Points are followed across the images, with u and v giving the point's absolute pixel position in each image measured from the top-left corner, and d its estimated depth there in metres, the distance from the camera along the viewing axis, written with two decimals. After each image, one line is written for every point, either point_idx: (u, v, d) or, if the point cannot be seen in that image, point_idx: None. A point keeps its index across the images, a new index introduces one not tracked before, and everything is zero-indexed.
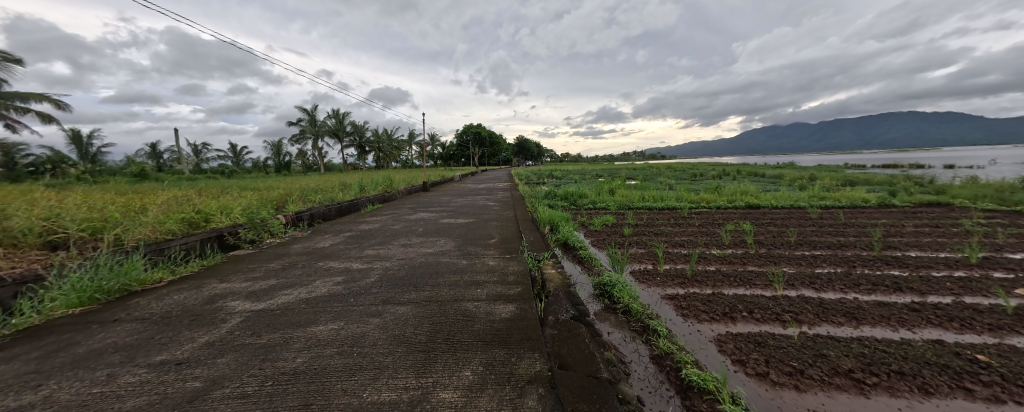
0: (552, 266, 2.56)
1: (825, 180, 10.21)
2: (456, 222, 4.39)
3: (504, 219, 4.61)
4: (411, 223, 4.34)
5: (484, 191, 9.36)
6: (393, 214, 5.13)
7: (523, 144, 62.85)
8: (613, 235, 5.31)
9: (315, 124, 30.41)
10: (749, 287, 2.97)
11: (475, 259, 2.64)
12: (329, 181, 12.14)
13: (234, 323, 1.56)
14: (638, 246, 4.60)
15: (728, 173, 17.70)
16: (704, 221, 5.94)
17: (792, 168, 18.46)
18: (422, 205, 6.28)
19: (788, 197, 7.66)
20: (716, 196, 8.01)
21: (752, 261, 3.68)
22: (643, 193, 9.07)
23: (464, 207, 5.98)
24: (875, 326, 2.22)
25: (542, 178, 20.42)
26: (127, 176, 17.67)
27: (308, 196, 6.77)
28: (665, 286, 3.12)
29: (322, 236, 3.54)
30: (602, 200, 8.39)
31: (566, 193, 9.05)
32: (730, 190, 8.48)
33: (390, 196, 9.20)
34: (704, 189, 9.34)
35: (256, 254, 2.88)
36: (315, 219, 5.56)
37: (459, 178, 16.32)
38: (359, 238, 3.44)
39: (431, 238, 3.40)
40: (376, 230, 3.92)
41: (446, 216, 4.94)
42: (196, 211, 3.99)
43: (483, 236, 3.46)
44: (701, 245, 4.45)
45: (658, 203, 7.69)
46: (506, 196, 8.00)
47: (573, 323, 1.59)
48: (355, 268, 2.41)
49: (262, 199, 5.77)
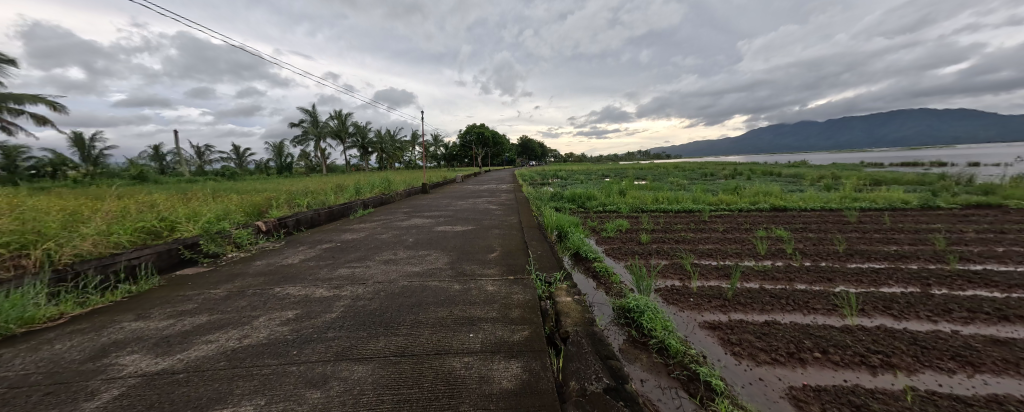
0: (567, 292, 2.02)
1: (851, 180, 9.54)
2: (453, 230, 3.88)
3: (507, 226, 4.08)
4: (401, 231, 3.84)
5: (486, 193, 8.86)
6: (385, 221, 4.65)
7: (526, 145, 62.43)
8: (629, 242, 4.75)
9: (317, 125, 30.22)
10: (808, 313, 2.41)
11: (471, 282, 2.11)
12: (326, 183, 11.75)
13: (103, 401, 1.05)
14: (659, 256, 4.02)
15: (740, 173, 17.03)
16: (730, 227, 5.36)
17: (809, 167, 17.75)
18: (419, 209, 5.79)
19: (816, 198, 7.04)
20: (737, 197, 7.42)
21: (802, 278, 3.09)
22: (656, 194, 8.50)
23: (463, 212, 5.46)
24: (1003, 377, 1.66)
25: (547, 178, 19.91)
26: (127, 179, 17.54)
27: (298, 199, 6.33)
28: (703, 311, 2.55)
29: (296, 249, 3.04)
30: (613, 202, 7.84)
31: (574, 195, 8.50)
32: (751, 190, 7.87)
33: (387, 199, 8.74)
34: (722, 189, 8.71)
35: (206, 274, 2.39)
36: (301, 226, 5.19)
37: (461, 179, 15.85)
38: (338, 252, 2.93)
39: (420, 251, 2.88)
40: (360, 240, 3.42)
41: (443, 222, 4.44)
42: (159, 220, 3.52)
43: (483, 249, 2.93)
44: (735, 256, 3.86)
45: (674, 205, 7.11)
46: (510, 199, 7.49)
47: (610, 402, 1.06)
48: (316, 296, 1.89)
49: (245, 204, 5.32)
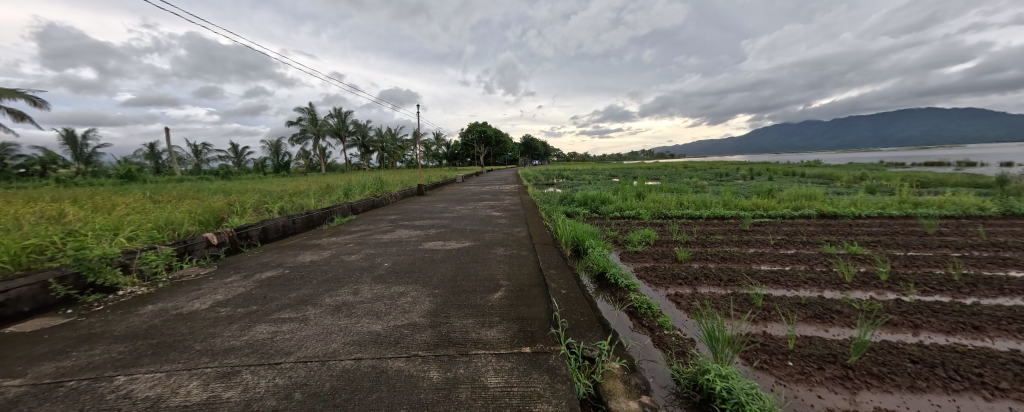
0: (627, 391, 1.14)
1: (893, 181, 8.59)
2: (444, 249, 3.01)
3: (515, 242, 3.20)
4: (377, 249, 2.97)
5: (489, 196, 8.02)
6: (364, 232, 3.80)
7: (529, 144, 61.67)
8: (662, 260, 3.87)
9: (316, 123, 29.47)
10: (999, 402, 1.50)
11: (461, 365, 1.24)
12: (316, 184, 10.95)
13: None
14: (709, 283, 3.11)
15: (757, 173, 16.08)
16: (781, 240, 4.44)
17: (829, 167, 16.85)
18: (409, 217, 4.93)
19: (868, 203, 6.11)
20: (773, 201, 6.53)
21: (933, 325, 2.18)
22: (678, 197, 7.63)
23: (461, 220, 4.59)
24: None
25: (551, 178, 19.05)
26: (116, 179, 16.91)
27: (271, 203, 5.48)
28: (820, 388, 1.63)
29: (221, 282, 2.17)
30: (631, 207, 6.99)
31: (585, 197, 7.62)
32: (788, 193, 6.95)
33: (378, 202, 7.93)
34: (752, 192, 7.80)
35: (50, 332, 1.53)
36: (269, 236, 4.48)
37: (461, 180, 15.00)
38: (278, 286, 2.07)
39: (393, 288, 2.01)
40: (320, 265, 2.55)
41: (434, 236, 3.58)
42: (59, 233, 2.69)
43: (482, 285, 2.06)
44: (812, 285, 2.95)
45: (702, 211, 6.26)
46: (515, 203, 6.65)
47: None
48: (171, 407, 1.02)
49: (202, 209, 4.48)
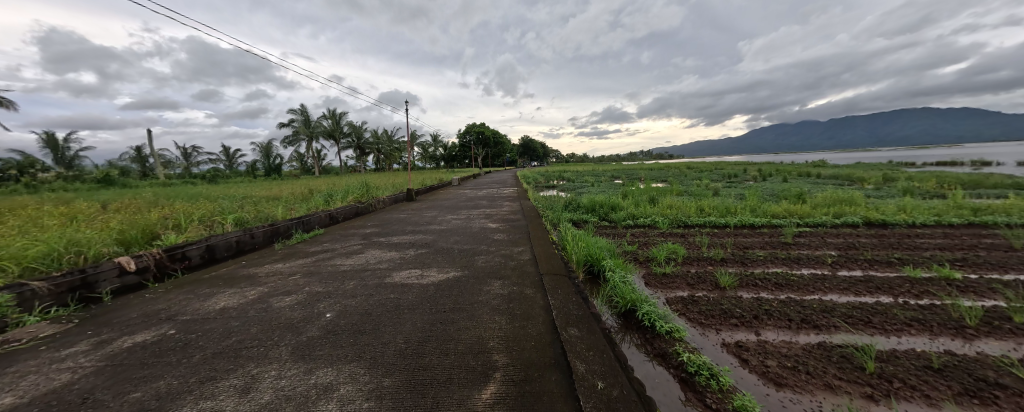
0: None
1: (928, 182, 7.90)
2: (419, 285, 2.20)
3: (516, 273, 2.39)
4: (326, 287, 2.14)
5: (486, 201, 7.25)
6: (323, 254, 2.99)
7: (528, 145, 61.00)
8: (701, 286, 3.08)
9: (309, 125, 28.60)
10: None
11: None
12: (299, 188, 10.13)
13: None
14: (776, 326, 2.31)
15: (767, 173, 15.44)
16: (839, 258, 3.65)
17: (843, 167, 16.17)
18: (389, 230, 4.14)
19: (918, 209, 5.36)
20: (807, 207, 5.81)
21: None
22: (696, 201, 6.91)
23: (449, 235, 3.77)
24: None
25: (552, 180, 18.31)
26: (93, 184, 16.01)
27: (229, 212, 4.69)
28: None
29: (47, 357, 1.36)
30: (645, 214, 6.25)
31: (593, 203, 6.87)
32: (821, 197, 6.23)
33: (362, 209, 7.15)
34: (777, 196, 7.08)
35: None
36: (216, 255, 3.72)
37: (457, 183, 14.25)
38: (129, 370, 1.26)
39: (313, 379, 1.19)
40: (229, 316, 1.73)
41: (412, 260, 2.77)
42: None
43: (464, 369, 1.25)
44: (920, 330, 2.17)
45: (727, 219, 5.55)
46: (515, 211, 5.88)
47: None
48: None
49: (134, 221, 3.69)
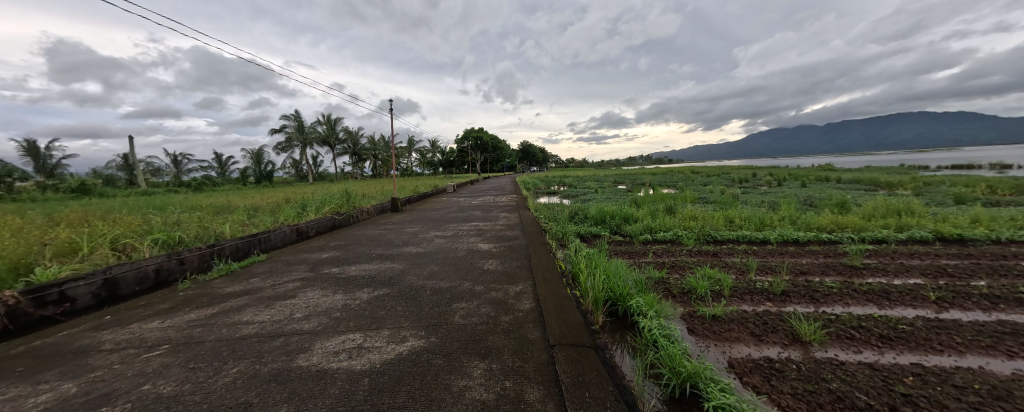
0: None
1: (977, 187, 7.05)
2: (346, 374, 1.28)
3: (511, 346, 1.49)
4: (180, 384, 1.23)
5: (480, 212, 6.39)
6: (235, 299, 2.08)
7: (528, 151, 60.68)
8: (774, 341, 2.17)
9: (303, 131, 27.84)
10: None
11: None
12: (277, 198, 9.25)
13: None
14: None
15: (780, 178, 14.67)
16: (940, 292, 2.77)
17: (860, 172, 15.36)
18: (351, 254, 3.24)
19: (993, 220, 4.50)
20: (855, 217, 4.97)
21: None
22: (719, 210, 6.08)
23: (425, 263, 2.87)
24: None
25: (552, 186, 17.45)
26: (68, 194, 15.10)
27: (160, 230, 3.81)
28: None
29: None
30: (665, 226, 5.39)
31: (604, 214, 6.01)
32: (869, 206, 5.39)
33: (339, 222, 6.30)
34: (811, 205, 6.25)
35: None
36: (119, 292, 2.87)
37: (453, 190, 13.42)
38: None
39: None
40: None
41: (357, 312, 1.86)
42: None
43: None
44: None
45: (765, 233, 4.71)
46: (513, 225, 5.01)
47: None
48: None
49: (11, 248, 2.83)
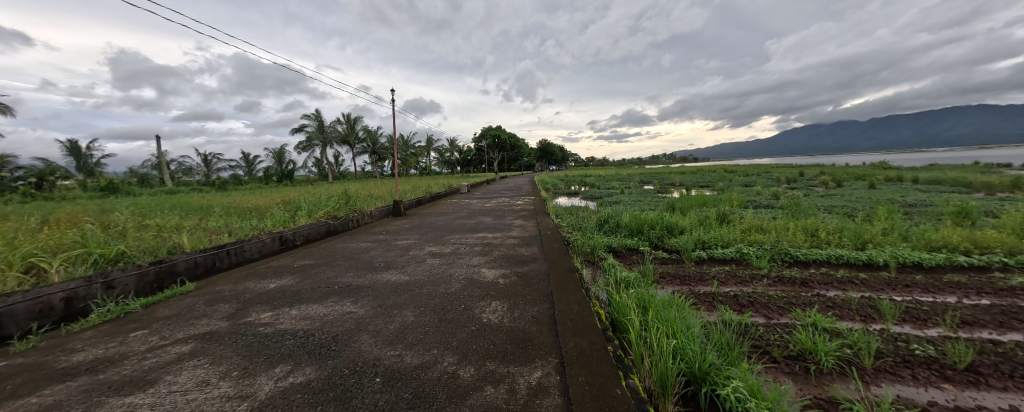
0: None
1: None
2: None
3: None
4: None
5: (492, 219, 5.46)
6: (55, 386, 1.23)
7: (547, 149, 59.45)
8: None
9: (323, 131, 28.00)
10: None
11: None
12: (280, 198, 8.73)
13: None
14: None
15: (835, 177, 12.92)
16: None
17: (931, 171, 13.31)
18: (309, 284, 2.39)
19: None
20: (993, 232, 3.67)
21: None
22: (787, 218, 4.87)
23: (400, 306, 1.96)
24: None
25: (573, 187, 16.28)
26: (97, 192, 15.49)
27: (98, 242, 3.13)
28: None
29: None
30: (721, 238, 4.26)
31: (640, 223, 4.95)
32: (1003, 217, 4.05)
33: (332, 228, 5.56)
34: (910, 214, 4.92)
35: None
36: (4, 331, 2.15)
37: (467, 190, 12.62)
38: None
39: None
40: None
41: None
42: None
43: None
44: None
45: (866, 253, 3.53)
46: (529, 237, 4.06)
47: None
48: None
49: None
